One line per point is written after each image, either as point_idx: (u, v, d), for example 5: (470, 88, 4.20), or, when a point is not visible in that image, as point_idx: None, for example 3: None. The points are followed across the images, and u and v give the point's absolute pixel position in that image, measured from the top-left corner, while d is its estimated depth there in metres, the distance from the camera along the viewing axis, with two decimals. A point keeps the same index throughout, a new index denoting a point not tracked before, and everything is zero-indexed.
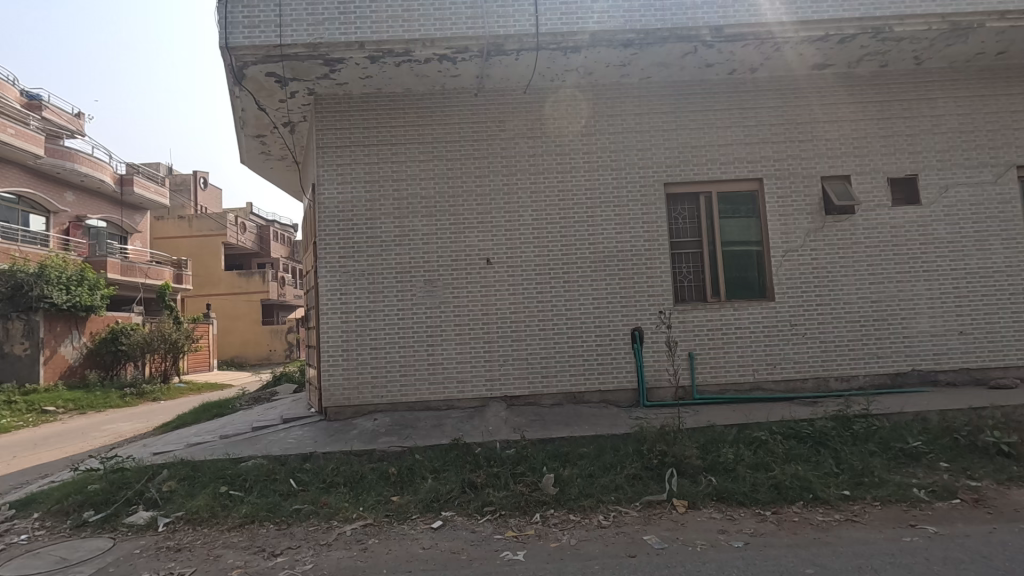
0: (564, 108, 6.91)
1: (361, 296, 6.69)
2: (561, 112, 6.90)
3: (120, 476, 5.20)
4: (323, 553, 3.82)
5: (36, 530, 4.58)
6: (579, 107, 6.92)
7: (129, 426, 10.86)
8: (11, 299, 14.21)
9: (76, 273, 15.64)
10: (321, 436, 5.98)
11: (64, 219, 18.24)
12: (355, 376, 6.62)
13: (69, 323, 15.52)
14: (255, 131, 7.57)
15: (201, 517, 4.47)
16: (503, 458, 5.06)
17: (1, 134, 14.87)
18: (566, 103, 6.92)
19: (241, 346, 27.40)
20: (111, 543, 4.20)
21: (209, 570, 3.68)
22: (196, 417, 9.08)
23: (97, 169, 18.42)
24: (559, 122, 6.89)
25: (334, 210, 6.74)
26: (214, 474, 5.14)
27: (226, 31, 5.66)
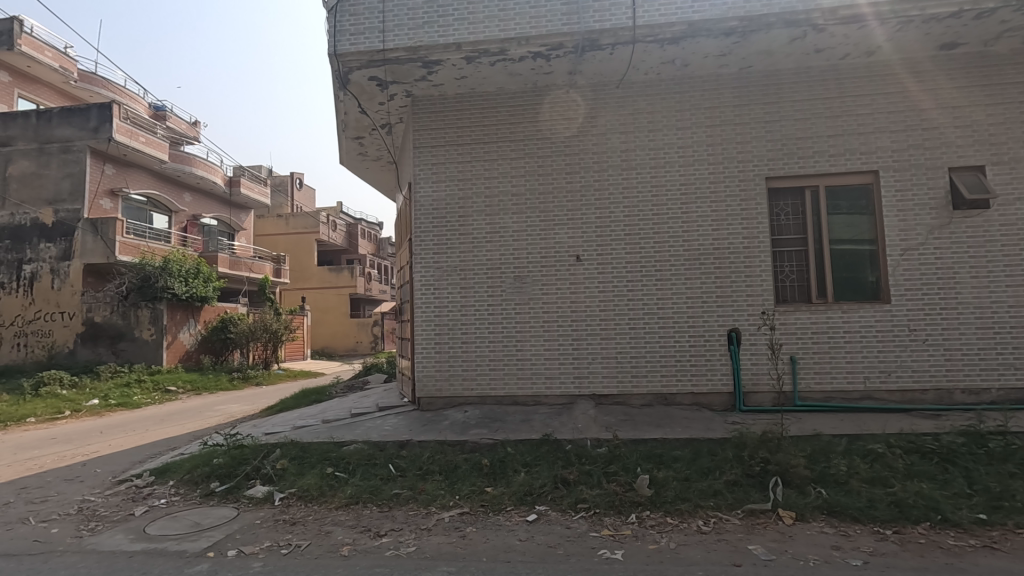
0: (558, 107, 6.88)
1: (454, 292, 6.89)
2: (553, 109, 6.88)
3: (240, 452, 5.69)
4: (424, 538, 3.97)
5: (171, 496, 5.11)
6: (573, 107, 6.87)
7: (238, 407, 11.84)
8: (140, 289, 15.84)
9: (193, 267, 17.25)
10: (415, 424, 6.23)
11: (183, 218, 20.13)
12: (446, 368, 6.84)
13: (187, 312, 17.11)
14: (354, 133, 7.98)
15: (311, 494, 4.79)
16: (595, 456, 5.03)
17: (134, 141, 16.65)
18: (562, 106, 6.87)
19: (331, 336, 29.13)
20: (235, 513, 4.60)
21: (322, 544, 3.94)
22: (298, 402, 9.76)
23: (210, 172, 20.17)
24: (550, 121, 6.87)
25: (428, 207, 6.99)
26: (321, 456, 5.49)
27: (335, 39, 6.01)
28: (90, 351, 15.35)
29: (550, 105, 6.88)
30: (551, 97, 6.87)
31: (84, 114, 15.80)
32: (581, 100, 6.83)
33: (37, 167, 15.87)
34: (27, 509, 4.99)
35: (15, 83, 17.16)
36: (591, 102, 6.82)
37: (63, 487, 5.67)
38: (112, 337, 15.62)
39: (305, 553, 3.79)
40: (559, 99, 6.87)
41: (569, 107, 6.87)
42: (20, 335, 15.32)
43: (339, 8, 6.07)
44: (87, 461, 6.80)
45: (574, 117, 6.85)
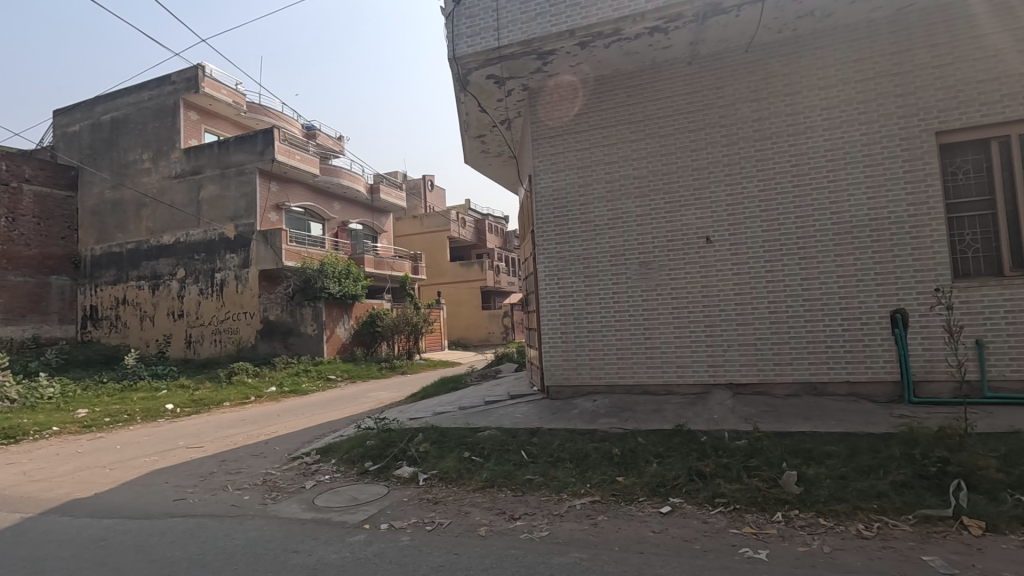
0: (600, 92, 6.83)
1: (577, 281, 6.88)
2: (596, 96, 6.84)
3: (388, 435, 6.25)
4: (557, 523, 4.05)
5: (334, 472, 5.77)
6: (635, 86, 6.68)
7: (387, 394, 13.05)
8: (304, 290, 17.98)
9: (345, 268, 19.18)
10: (545, 413, 6.35)
11: (334, 225, 22.41)
12: (573, 356, 6.87)
13: (342, 309, 19.08)
14: (476, 133, 8.29)
15: (450, 476, 5.12)
16: (732, 449, 4.74)
17: (292, 160, 18.87)
18: (599, 87, 6.83)
19: (466, 327, 30.73)
20: (385, 490, 5.06)
21: (462, 523, 4.19)
22: (437, 390, 10.44)
23: (355, 181, 22.18)
24: (612, 105, 6.78)
25: (549, 198, 7.06)
26: (458, 440, 5.83)
27: (454, 43, 6.27)
28: (268, 345, 17.84)
29: (579, 92, 6.93)
30: (616, 79, 6.75)
31: (253, 140, 18.27)
32: (620, 84, 6.73)
33: (220, 190, 18.65)
34: (226, 478, 5.96)
35: (203, 120, 20.30)
36: (638, 83, 6.66)
37: (252, 461, 6.68)
38: (283, 332, 17.97)
39: (446, 531, 4.06)
40: (596, 80, 6.83)
41: (587, 90, 6.89)
42: (217, 331, 18.25)
43: (456, 14, 6.33)
44: (269, 440, 7.92)
45: (588, 104, 6.89)
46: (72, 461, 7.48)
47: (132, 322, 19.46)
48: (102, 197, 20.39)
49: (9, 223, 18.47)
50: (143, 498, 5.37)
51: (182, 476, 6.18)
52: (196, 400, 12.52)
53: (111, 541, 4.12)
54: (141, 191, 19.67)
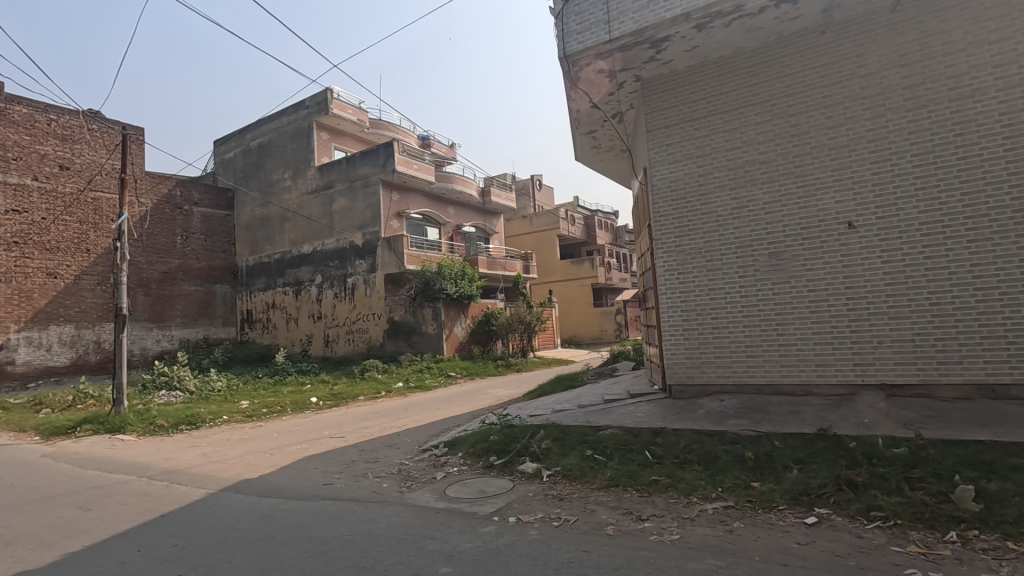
0: (718, 75, 6.47)
1: (699, 275, 6.57)
2: (714, 79, 6.50)
3: (510, 431, 6.44)
4: (688, 527, 3.90)
5: (462, 464, 6.04)
6: (758, 65, 6.24)
7: (505, 391, 13.41)
8: (424, 292, 19.07)
9: (461, 269, 19.93)
10: (668, 412, 6.14)
11: (449, 229, 23.43)
12: (697, 355, 6.57)
13: (459, 309, 19.90)
14: (587, 129, 8.22)
15: (574, 474, 5.13)
16: (889, 457, 4.26)
17: (410, 169, 20.01)
18: (717, 69, 6.48)
19: (578, 325, 30.64)
20: (511, 484, 5.20)
21: (588, 521, 4.18)
22: (553, 387, 10.52)
23: (467, 185, 22.99)
24: (733, 87, 6.39)
25: (665, 190, 6.82)
26: (579, 438, 5.83)
27: (564, 41, 6.27)
28: (395, 344, 19.13)
29: (695, 77, 6.62)
30: (736, 59, 6.36)
31: (376, 154, 19.69)
32: (741, 63, 6.33)
33: (350, 202, 20.31)
34: (366, 467, 6.49)
35: (333, 139, 22.24)
36: (761, 61, 6.22)
37: (387, 451, 7.21)
38: (407, 332, 19.15)
39: (574, 527, 4.08)
40: (714, 63, 6.50)
41: (704, 74, 6.57)
42: (350, 331, 19.93)
43: (565, 11, 6.32)
44: (401, 433, 8.49)
45: (705, 88, 6.56)
46: (240, 445, 8.61)
47: (280, 324, 21.84)
48: (252, 213, 23.10)
49: (184, 240, 21.85)
50: (300, 481, 6.03)
51: (330, 463, 6.84)
52: (336, 394, 13.78)
53: (277, 518, 4.67)
54: (285, 207, 22.02)
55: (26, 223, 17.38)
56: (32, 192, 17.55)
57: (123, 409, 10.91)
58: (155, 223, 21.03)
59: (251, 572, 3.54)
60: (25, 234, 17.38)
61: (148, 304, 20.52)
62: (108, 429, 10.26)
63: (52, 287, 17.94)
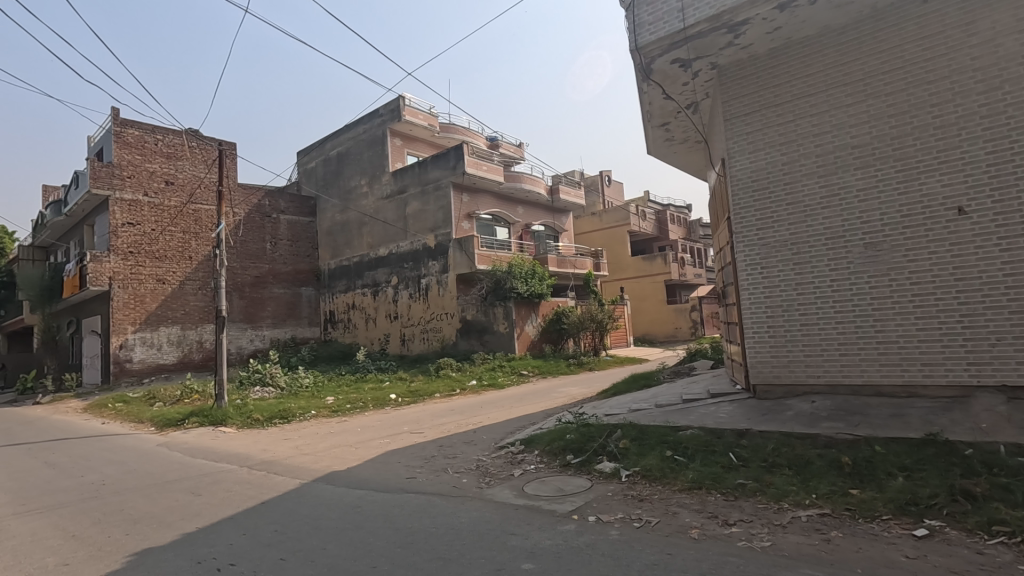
0: (803, 56, 6.11)
1: (784, 268, 6.24)
2: (798, 61, 6.15)
3: (587, 431, 6.40)
4: (780, 534, 3.71)
5: (539, 462, 6.07)
6: (848, 42, 5.83)
7: (578, 389, 13.32)
8: (496, 291, 19.25)
9: (531, 268, 19.90)
10: (753, 414, 5.87)
11: (519, 228, 23.55)
12: (785, 353, 6.23)
13: (530, 308, 19.93)
14: (660, 121, 7.99)
15: (654, 475, 5.02)
16: (1014, 468, 3.86)
17: (479, 171, 20.31)
18: (802, 50, 6.11)
19: (651, 323, 29.89)
20: (589, 483, 5.16)
21: (671, 524, 4.07)
22: (628, 386, 10.32)
23: (535, 184, 23.03)
24: (820, 68, 6.01)
25: (746, 181, 6.54)
26: (658, 439, 5.70)
27: (635, 33, 6.13)
28: (467, 343, 19.50)
29: (777, 61, 6.29)
30: (823, 39, 5.97)
31: (447, 157, 20.18)
32: (828, 42, 5.94)
33: (422, 205, 20.91)
34: (446, 462, 6.68)
35: (405, 144, 22.98)
36: (852, 38, 5.81)
37: (465, 447, 7.37)
38: (480, 331, 19.45)
39: (656, 529, 3.99)
40: (798, 43, 6.13)
41: (787, 56, 6.22)
42: (424, 330, 20.56)
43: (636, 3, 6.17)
44: (477, 429, 8.63)
45: (789, 71, 6.21)
46: (328, 439, 9.11)
47: (360, 323, 22.88)
48: (333, 219, 24.32)
49: (272, 246, 23.47)
50: (384, 474, 6.30)
51: (411, 457, 7.09)
52: (413, 392, 14.25)
53: (365, 509, 4.90)
54: (362, 212, 23.03)
55: (139, 234, 19.30)
56: (144, 206, 19.47)
57: (224, 403, 11.84)
58: (247, 231, 22.83)
59: (344, 558, 3.74)
60: (138, 244, 19.28)
61: (243, 306, 22.26)
62: (211, 422, 11.18)
63: (161, 292, 19.76)
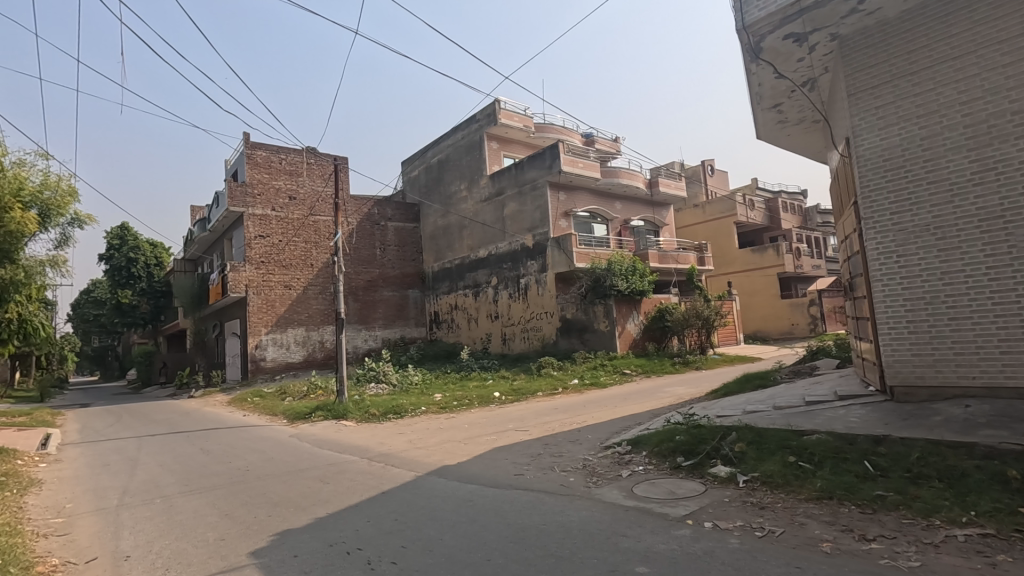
0: (945, 15, 5.41)
1: (926, 255, 5.56)
2: (938, 21, 5.45)
3: (698, 432, 6.13)
4: (932, 554, 3.31)
5: (647, 464, 5.90)
6: None
7: (684, 389, 12.78)
8: (595, 289, 18.90)
9: (631, 264, 19.21)
10: (892, 418, 5.29)
11: (617, 224, 23.05)
12: (930, 352, 5.54)
13: (631, 305, 19.41)
14: (771, 103, 7.44)
15: (776, 481, 4.69)
16: None
17: (575, 168, 20.18)
18: (943, 9, 5.41)
19: (764, 319, 27.96)
20: (702, 488, 4.93)
21: (799, 535, 3.78)
22: (741, 386, 9.72)
23: (633, 179, 22.46)
24: (966, 27, 5.29)
25: (877, 160, 5.92)
26: (779, 443, 5.31)
27: (742, 11, 5.77)
28: (568, 342, 19.45)
29: (912, 24, 5.62)
30: None
31: (543, 157, 20.29)
32: None
33: (520, 205, 21.19)
34: (552, 460, 6.71)
35: (502, 147, 23.41)
36: None
37: (571, 446, 7.37)
38: (580, 329, 19.30)
39: (781, 540, 3.73)
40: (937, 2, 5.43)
41: (924, 17, 5.53)
42: (525, 329, 20.83)
43: None
44: (581, 428, 8.58)
45: (927, 33, 5.53)
46: (438, 434, 9.52)
47: (463, 323, 23.66)
48: (435, 224, 25.39)
49: (381, 252, 25.00)
50: (493, 469, 6.47)
51: (518, 455, 7.21)
52: (516, 390, 14.48)
53: (476, 502, 5.07)
54: (462, 216, 23.81)
55: (269, 246, 21.43)
56: (272, 220, 21.57)
57: (344, 399, 12.78)
58: (359, 238, 24.51)
59: (460, 549, 3.88)
60: (268, 255, 21.40)
61: (357, 308, 23.95)
62: (334, 415, 12.12)
63: (288, 297, 21.78)
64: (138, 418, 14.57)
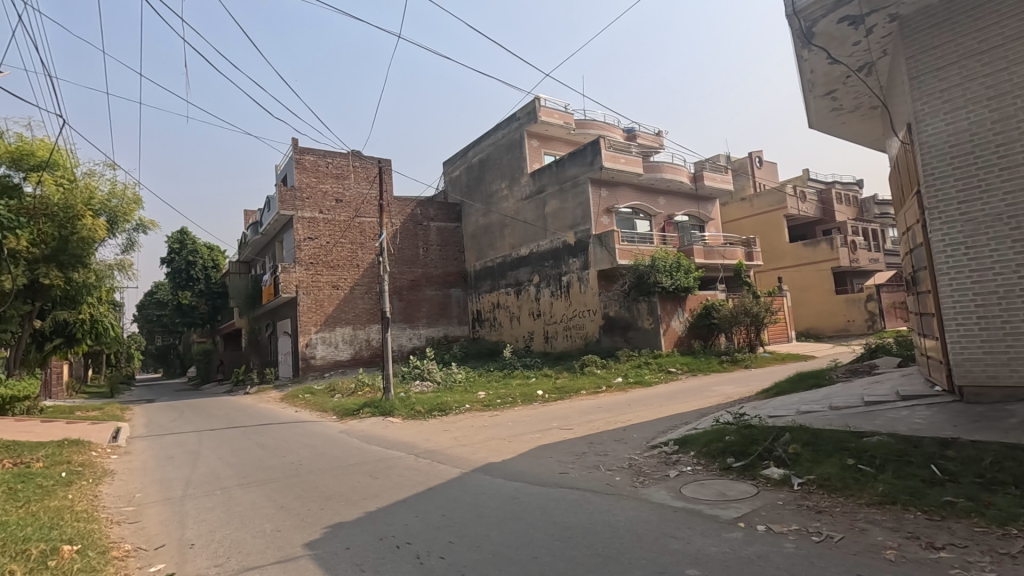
0: None
1: (998, 246, 5.22)
2: None
3: (749, 433, 5.95)
4: (1009, 566, 3.10)
5: (695, 464, 5.76)
6: None
7: (733, 388, 12.42)
8: (638, 286, 18.59)
9: (675, 261, 18.80)
10: (962, 420, 4.99)
11: (660, 220, 22.59)
12: (1003, 350, 5.19)
13: (676, 302, 18.99)
14: (824, 90, 7.12)
15: (834, 485, 4.49)
16: None
17: (617, 164, 19.91)
18: None
19: (817, 316, 26.83)
20: (754, 490, 4.78)
21: (860, 541, 3.61)
22: (794, 386, 9.36)
23: (677, 173, 21.98)
24: None
25: (942, 146, 5.59)
26: (837, 445, 5.10)
27: None
28: (611, 340, 19.24)
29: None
30: None
31: (584, 153, 20.12)
32: None
33: (561, 203, 21.09)
34: (597, 459, 6.65)
35: (542, 145, 23.34)
36: None
37: (616, 445, 7.29)
38: (623, 327, 19.04)
39: (840, 546, 3.57)
40: None
41: None
42: (567, 327, 20.74)
43: None
44: (626, 427, 8.48)
45: (998, 8, 5.18)
46: (482, 432, 9.60)
47: (505, 322, 23.76)
48: (476, 223, 25.58)
49: (424, 252, 25.40)
50: (538, 467, 6.48)
51: (563, 453, 7.18)
52: (559, 388, 14.44)
53: (522, 500, 5.08)
54: (504, 215, 23.89)
55: (317, 247, 22.12)
56: (320, 223, 22.25)
57: (391, 396, 13.06)
58: (402, 239, 24.97)
59: (506, 546, 3.90)
60: (317, 256, 22.09)
61: (402, 307, 24.43)
62: (381, 412, 12.39)
63: (336, 297, 22.41)
64: (198, 413, 15.32)
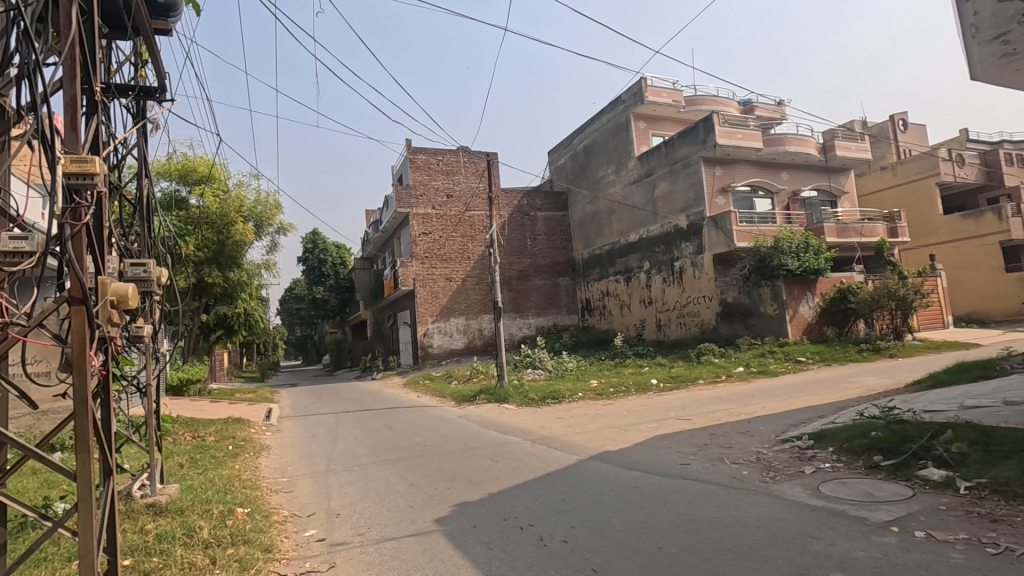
0: None
1: None
2: None
3: (900, 430, 5.33)
4: None
5: (835, 461, 5.27)
6: None
7: (875, 380, 11.20)
8: (760, 270, 17.34)
9: (803, 241, 17.22)
10: None
11: (784, 197, 20.78)
12: None
13: (804, 286, 17.42)
14: (993, 33, 6.10)
15: (1014, 491, 3.89)
16: None
17: (733, 139, 18.64)
18: None
19: (981, 298, 23.27)
20: (910, 492, 4.28)
21: None
22: (954, 377, 8.22)
23: (802, 145, 20.13)
24: None
25: None
26: (1015, 447, 4.41)
27: None
28: (730, 327, 18.17)
29: None
30: None
31: (695, 131, 19.12)
32: None
33: (672, 185, 20.21)
34: (720, 451, 6.34)
35: (650, 126, 22.48)
36: None
37: (741, 438, 6.89)
38: (744, 314, 17.89)
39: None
40: None
41: None
42: (681, 314, 19.94)
43: None
44: (752, 419, 7.97)
45: None
46: (596, 420, 9.55)
47: (615, 310, 23.37)
48: (583, 211, 25.34)
49: (532, 242, 25.72)
50: (657, 457, 6.32)
51: (683, 444, 6.94)
52: (675, 377, 13.99)
53: (642, 490, 4.99)
54: (611, 201, 23.43)
55: (431, 241, 23.25)
56: (433, 218, 23.33)
57: (505, 383, 13.44)
58: (510, 230, 25.48)
59: (630, 534, 3.86)
60: (431, 250, 23.23)
61: (512, 297, 24.99)
62: (496, 399, 12.81)
63: (450, 288, 23.44)
64: (334, 397, 16.91)
